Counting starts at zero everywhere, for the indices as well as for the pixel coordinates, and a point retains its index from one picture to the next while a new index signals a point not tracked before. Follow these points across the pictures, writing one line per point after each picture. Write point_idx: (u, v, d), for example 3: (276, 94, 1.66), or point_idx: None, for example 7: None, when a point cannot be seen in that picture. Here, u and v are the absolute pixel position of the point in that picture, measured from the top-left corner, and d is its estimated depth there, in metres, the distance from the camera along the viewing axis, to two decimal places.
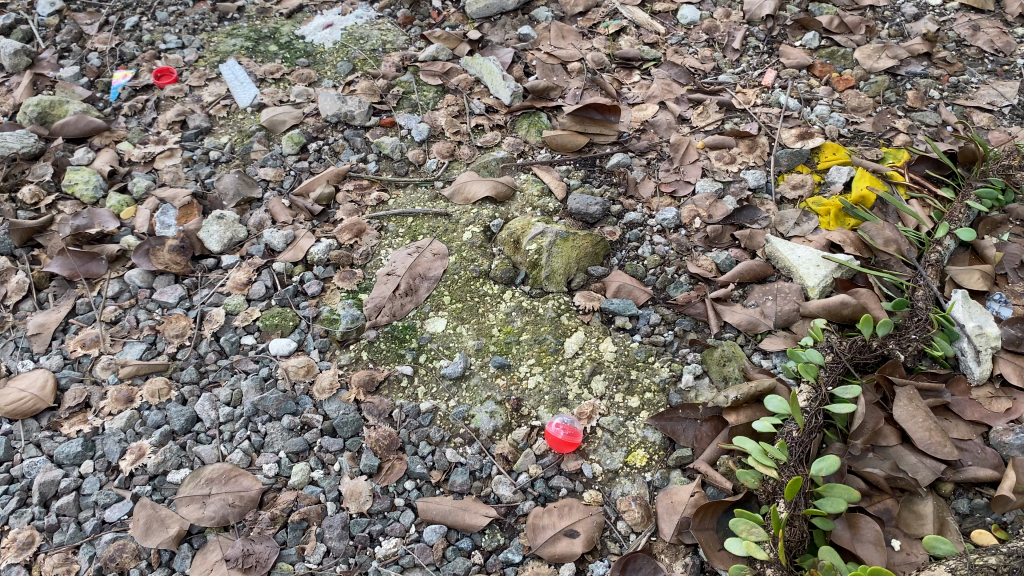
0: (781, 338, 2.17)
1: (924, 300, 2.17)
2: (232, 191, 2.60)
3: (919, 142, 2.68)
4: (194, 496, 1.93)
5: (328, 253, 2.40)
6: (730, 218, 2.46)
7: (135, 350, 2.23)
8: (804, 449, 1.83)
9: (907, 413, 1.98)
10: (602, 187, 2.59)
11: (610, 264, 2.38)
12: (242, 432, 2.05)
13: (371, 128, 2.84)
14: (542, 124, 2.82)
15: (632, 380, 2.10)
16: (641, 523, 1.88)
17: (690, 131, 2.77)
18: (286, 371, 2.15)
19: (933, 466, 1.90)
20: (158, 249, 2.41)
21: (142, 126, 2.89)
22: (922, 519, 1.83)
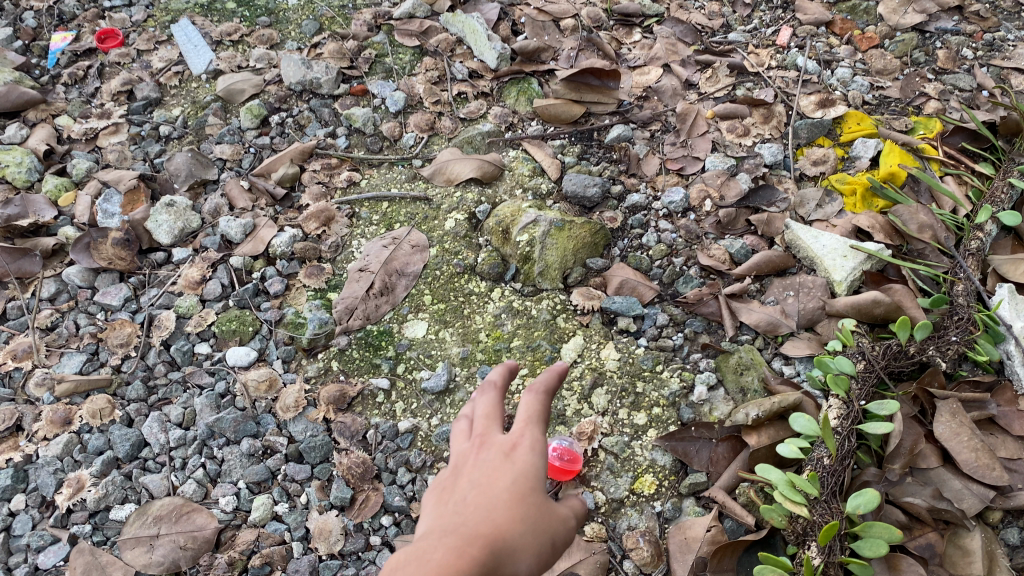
0: (805, 341, 1.92)
1: (965, 296, 1.92)
2: (184, 172, 2.31)
3: (952, 109, 2.41)
4: (140, 538, 1.68)
5: (292, 246, 2.14)
6: (744, 200, 2.19)
7: (73, 363, 1.96)
8: (837, 480, 1.61)
9: (950, 431, 1.74)
10: (600, 164, 2.32)
11: (611, 255, 2.12)
12: (196, 459, 1.81)
13: (340, 97, 2.53)
14: (533, 92, 2.51)
15: (638, 394, 1.86)
16: (650, 564, 1.65)
17: (698, 98, 2.48)
18: (245, 386, 1.90)
19: (980, 493, 1.68)
20: (100, 243, 2.12)
21: (84, 97, 2.58)
22: (969, 556, 1.60)
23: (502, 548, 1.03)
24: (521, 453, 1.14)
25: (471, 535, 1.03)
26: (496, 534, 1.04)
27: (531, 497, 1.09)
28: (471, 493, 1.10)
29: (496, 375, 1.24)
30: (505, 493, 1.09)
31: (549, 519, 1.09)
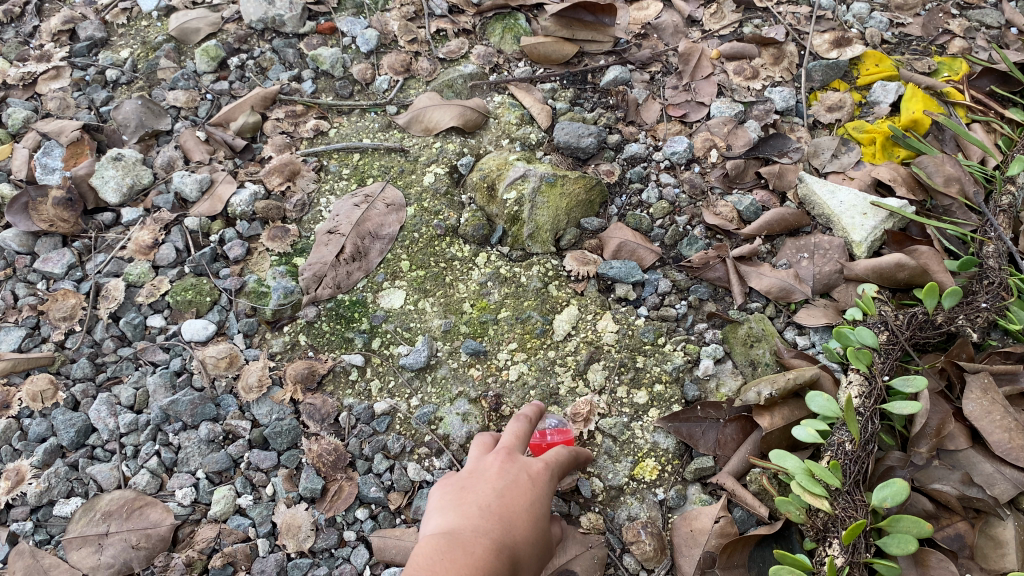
0: (822, 308, 1.74)
1: (996, 258, 1.75)
2: (134, 121, 2.09)
3: (979, 48, 2.20)
4: (87, 537, 1.51)
5: (253, 204, 1.93)
6: (754, 150, 1.99)
7: (10, 338, 1.76)
8: (860, 468, 1.45)
9: (980, 409, 1.58)
10: (595, 111, 2.11)
11: (607, 214, 1.93)
12: (149, 447, 1.63)
13: (306, 37, 2.28)
14: (520, 29, 2.27)
15: (639, 370, 1.68)
16: (654, 559, 1.50)
17: (702, 36, 2.26)
18: (203, 363, 1.71)
19: (1014, 477, 1.51)
20: (40, 203, 1.90)
21: (21, 38, 2.33)
22: (1002, 548, 1.45)
23: (521, 561, 1.21)
24: (541, 483, 1.31)
25: (501, 537, 1.20)
26: (519, 547, 1.21)
27: (542, 524, 1.26)
28: (497, 499, 1.25)
29: (526, 412, 1.45)
30: (527, 512, 1.25)
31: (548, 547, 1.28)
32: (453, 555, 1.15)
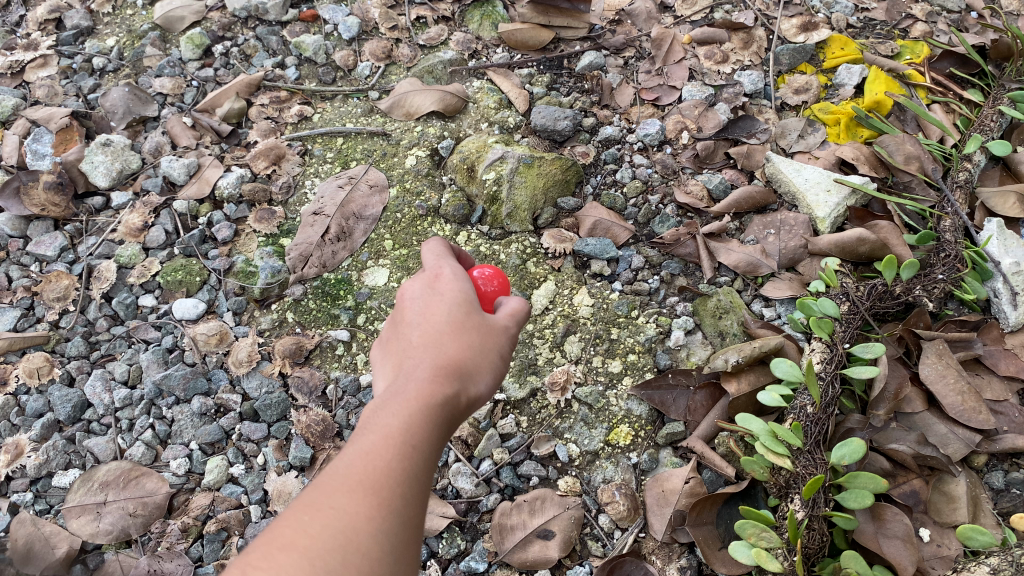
0: (786, 282, 1.83)
1: (953, 232, 1.83)
2: (121, 108, 2.14)
3: (940, 32, 2.28)
4: (86, 505, 1.57)
5: (239, 187, 1.99)
6: (723, 132, 2.07)
7: (6, 319, 1.83)
8: (820, 430, 1.54)
9: (936, 373, 1.67)
10: (570, 95, 2.18)
11: (583, 193, 2.00)
12: (144, 420, 1.69)
13: (288, 24, 2.34)
14: (498, 16, 2.34)
15: (613, 341, 1.77)
16: (627, 518, 1.58)
17: (674, 22, 2.34)
18: (194, 340, 1.78)
19: (966, 437, 1.62)
20: (31, 187, 1.97)
21: (8, 26, 2.37)
22: (954, 503, 1.56)
23: (472, 369, 1.09)
24: (453, 291, 1.17)
25: (430, 360, 1.08)
26: (460, 357, 1.09)
27: (474, 321, 1.14)
28: (416, 330, 1.13)
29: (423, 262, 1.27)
30: (448, 322, 1.13)
31: (495, 332, 1.15)
32: (374, 437, 0.98)
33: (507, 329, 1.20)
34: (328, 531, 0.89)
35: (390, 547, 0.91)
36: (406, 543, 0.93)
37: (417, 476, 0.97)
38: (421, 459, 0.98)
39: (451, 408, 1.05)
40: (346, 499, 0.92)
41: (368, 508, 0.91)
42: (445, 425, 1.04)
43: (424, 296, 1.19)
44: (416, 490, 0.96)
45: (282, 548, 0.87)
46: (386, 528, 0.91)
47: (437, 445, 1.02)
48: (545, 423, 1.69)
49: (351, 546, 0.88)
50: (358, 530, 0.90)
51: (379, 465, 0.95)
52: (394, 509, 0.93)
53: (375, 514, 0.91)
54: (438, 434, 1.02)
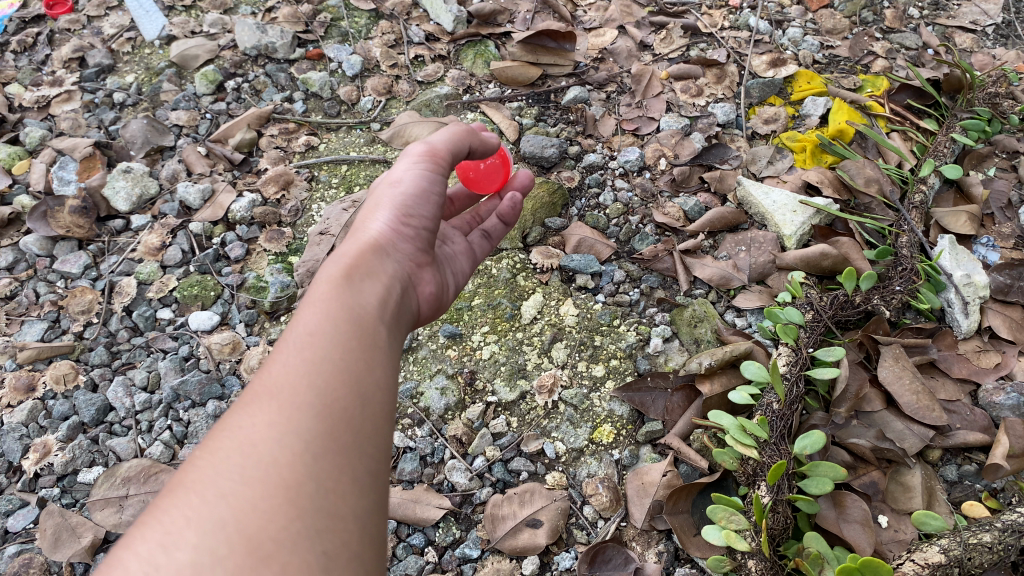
0: (756, 294, 1.98)
1: (909, 247, 1.99)
2: (140, 139, 2.30)
3: (899, 67, 2.47)
4: (110, 499, 1.70)
5: (251, 210, 2.15)
6: (698, 158, 2.24)
7: (34, 330, 1.97)
8: (785, 424, 1.67)
9: (893, 375, 1.81)
10: (557, 126, 2.36)
11: (569, 214, 2.17)
12: (162, 422, 1.82)
13: (296, 62, 2.53)
14: (490, 54, 2.54)
15: (597, 347, 1.92)
16: (610, 508, 1.70)
17: (653, 59, 2.52)
18: (209, 349, 1.92)
19: (921, 432, 1.75)
20: (57, 211, 2.12)
21: (34, 64, 2.55)
22: (910, 492, 1.69)
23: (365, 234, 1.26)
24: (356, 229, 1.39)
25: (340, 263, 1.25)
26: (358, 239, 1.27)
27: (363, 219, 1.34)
28: None
29: None
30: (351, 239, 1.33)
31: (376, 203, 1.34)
32: (278, 350, 1.03)
33: (410, 172, 1.37)
34: (230, 456, 0.90)
35: (306, 442, 0.91)
36: (327, 433, 0.93)
37: (326, 360, 1.00)
38: (328, 346, 1.03)
39: (355, 263, 1.18)
40: (250, 418, 0.94)
41: (271, 416, 0.93)
42: (359, 285, 1.15)
43: None
44: (326, 379, 0.98)
45: (189, 488, 0.88)
46: (298, 428, 0.92)
47: (347, 326, 1.06)
48: (534, 423, 1.83)
49: (255, 459, 0.89)
50: (263, 441, 0.91)
51: (279, 371, 0.99)
52: (300, 394, 0.96)
53: (278, 423, 0.92)
54: (349, 311, 1.09)
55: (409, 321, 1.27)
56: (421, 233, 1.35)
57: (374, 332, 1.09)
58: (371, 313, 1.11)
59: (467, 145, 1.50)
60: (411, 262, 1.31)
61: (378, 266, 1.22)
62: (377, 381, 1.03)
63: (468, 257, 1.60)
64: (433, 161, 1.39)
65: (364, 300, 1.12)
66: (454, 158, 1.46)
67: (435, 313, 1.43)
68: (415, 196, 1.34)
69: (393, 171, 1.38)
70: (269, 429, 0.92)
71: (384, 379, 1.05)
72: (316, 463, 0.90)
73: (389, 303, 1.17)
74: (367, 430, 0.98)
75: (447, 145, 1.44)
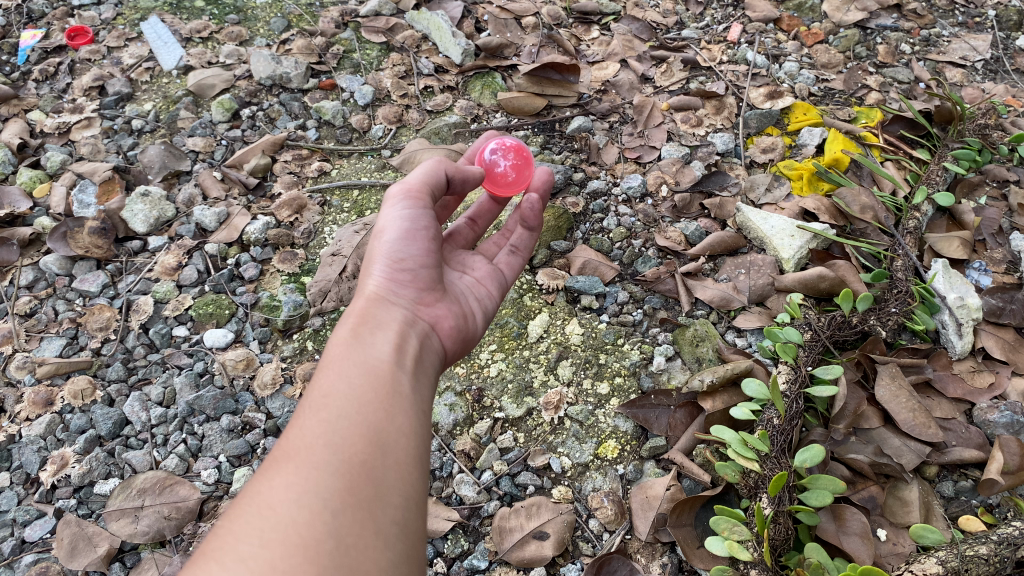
0: (756, 315, 2.04)
1: (904, 271, 2.05)
2: (158, 164, 2.38)
3: (892, 100, 2.56)
4: (125, 509, 1.72)
5: (265, 233, 2.22)
6: (698, 186, 2.32)
7: (53, 347, 2.02)
8: (786, 439, 1.72)
9: (890, 393, 1.86)
10: (562, 153, 2.44)
11: (574, 238, 2.24)
12: (177, 435, 1.87)
13: (309, 92, 2.62)
14: (496, 86, 2.63)
15: (601, 365, 1.98)
16: (615, 521, 1.74)
17: (654, 91, 2.61)
18: (223, 365, 1.97)
19: (917, 449, 1.79)
20: (77, 232, 2.19)
21: (55, 92, 2.63)
22: (908, 506, 1.72)
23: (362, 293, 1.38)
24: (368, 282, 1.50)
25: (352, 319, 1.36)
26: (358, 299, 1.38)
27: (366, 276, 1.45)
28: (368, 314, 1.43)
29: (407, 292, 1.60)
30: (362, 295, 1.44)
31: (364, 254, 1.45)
32: (297, 413, 1.12)
33: (394, 216, 1.46)
34: (252, 518, 0.98)
35: (326, 499, 0.99)
36: (346, 487, 1.01)
37: (342, 419, 1.09)
38: (343, 404, 1.12)
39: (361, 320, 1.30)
40: (270, 481, 1.02)
41: (291, 478, 1.01)
42: (369, 339, 1.26)
43: None
44: (343, 437, 1.07)
45: (212, 555, 0.95)
46: (318, 485, 1.00)
47: (362, 382, 1.16)
48: (540, 439, 1.88)
49: (274, 520, 0.96)
50: (282, 502, 0.98)
51: (298, 433, 1.08)
52: (318, 451, 1.05)
53: (297, 481, 1.00)
54: (361, 367, 1.19)
55: (433, 363, 1.38)
56: (425, 279, 1.44)
57: (392, 382, 1.19)
58: (386, 365, 1.21)
59: (444, 173, 1.58)
60: (420, 305, 1.42)
61: (383, 316, 1.34)
62: (397, 430, 1.12)
63: (494, 281, 1.68)
64: (414, 201, 1.47)
65: (376, 354, 1.23)
66: (431, 191, 1.54)
67: (462, 347, 1.54)
68: (403, 240, 1.43)
69: (380, 219, 1.48)
70: (287, 489, 1.00)
71: (405, 426, 1.14)
72: (336, 520, 0.98)
73: (403, 349, 1.28)
74: (389, 479, 1.06)
75: (423, 180, 1.53)
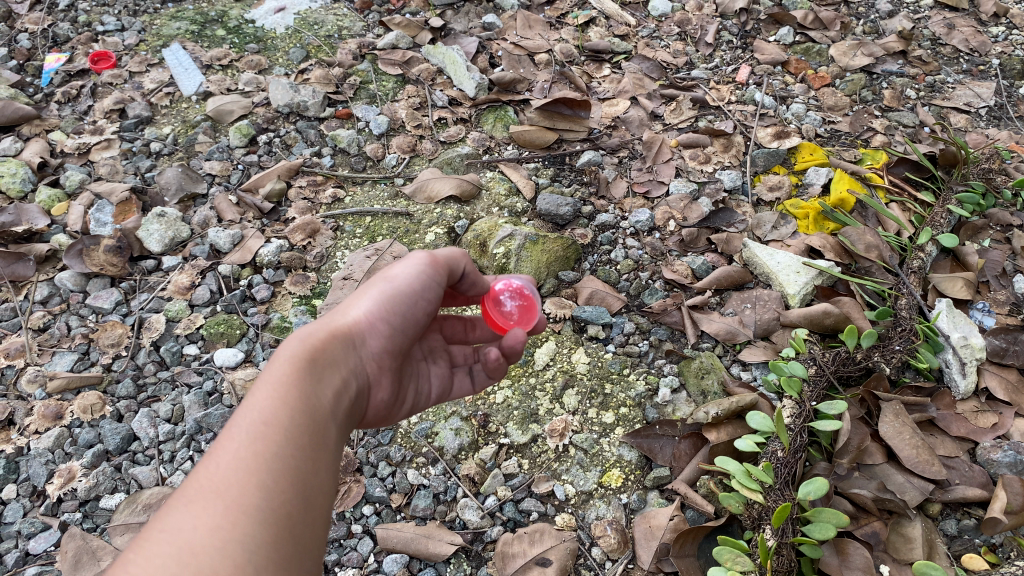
0: (761, 349, 2.06)
1: (908, 309, 2.07)
2: (174, 186, 2.42)
3: (897, 143, 2.60)
4: (129, 524, 1.74)
5: (278, 255, 2.26)
6: (706, 221, 2.35)
7: (64, 361, 2.05)
8: (790, 471, 1.73)
9: (893, 430, 1.86)
10: (572, 186, 2.47)
11: (582, 268, 2.28)
12: (184, 452, 1.88)
13: (326, 120, 2.67)
14: (508, 119, 2.67)
15: (607, 395, 2.00)
16: (617, 550, 1.74)
17: (663, 129, 2.66)
18: (232, 384, 1.99)
19: (920, 486, 1.79)
20: (92, 249, 2.23)
21: (77, 114, 2.69)
22: (911, 543, 1.71)
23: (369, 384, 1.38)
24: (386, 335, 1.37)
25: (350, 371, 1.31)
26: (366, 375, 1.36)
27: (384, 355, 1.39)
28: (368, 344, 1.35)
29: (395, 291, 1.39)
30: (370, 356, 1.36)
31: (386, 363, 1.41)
32: (229, 439, 1.11)
33: (409, 272, 1.43)
34: (170, 560, 0.97)
35: (250, 553, 1.00)
36: (269, 543, 1.03)
37: (277, 458, 1.10)
38: (281, 441, 1.12)
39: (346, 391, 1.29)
40: (192, 518, 1.02)
41: (217, 519, 1.01)
42: (321, 374, 1.23)
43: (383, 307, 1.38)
44: (273, 479, 1.08)
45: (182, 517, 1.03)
46: (244, 537, 1.01)
47: (301, 420, 1.15)
48: (545, 465, 1.89)
49: (195, 568, 0.96)
50: (206, 549, 0.98)
51: (224, 467, 1.06)
52: (307, 497, 1.11)
53: (222, 529, 1.00)
54: (305, 404, 1.18)
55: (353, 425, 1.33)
56: (398, 347, 1.42)
57: (325, 431, 1.19)
58: (326, 412, 1.20)
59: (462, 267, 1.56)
60: (376, 365, 1.37)
61: (340, 356, 1.29)
62: (321, 485, 1.13)
63: (442, 384, 1.62)
64: (432, 272, 1.45)
65: (321, 396, 1.21)
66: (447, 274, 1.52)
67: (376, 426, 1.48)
68: (402, 299, 1.40)
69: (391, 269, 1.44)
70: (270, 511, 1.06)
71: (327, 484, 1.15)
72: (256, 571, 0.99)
73: (344, 399, 1.26)
74: (305, 542, 1.08)
75: (449, 259, 1.51)
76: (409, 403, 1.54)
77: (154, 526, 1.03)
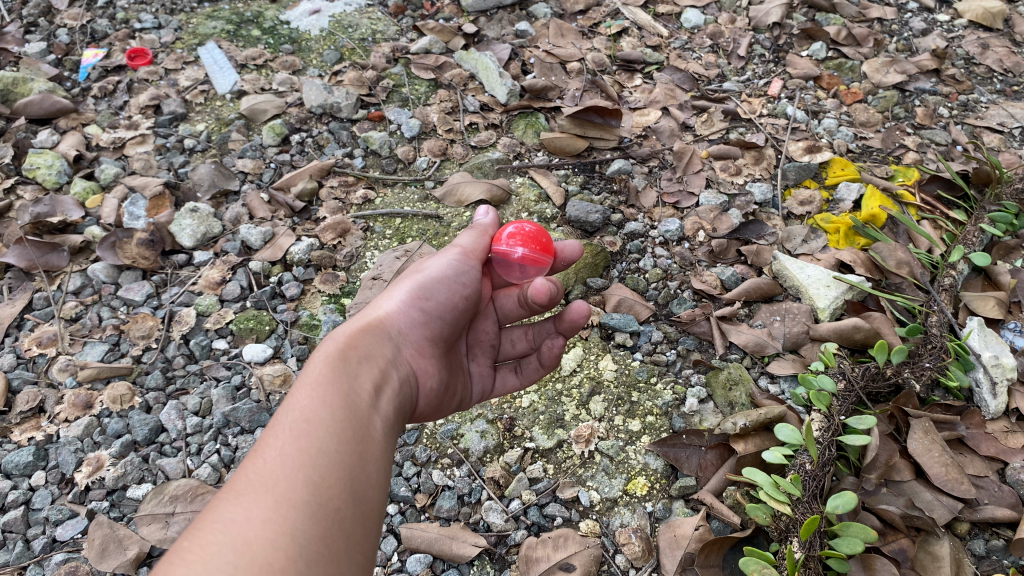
0: (789, 361, 2.05)
1: (938, 327, 2.03)
2: (207, 182, 2.45)
3: (929, 160, 2.58)
4: (156, 515, 1.74)
5: (309, 253, 2.27)
6: (735, 233, 2.35)
7: (95, 351, 2.07)
8: (818, 484, 1.71)
9: (922, 447, 1.84)
10: (601, 194, 2.48)
11: (610, 276, 2.29)
12: (211, 446, 1.89)
13: (358, 122, 2.69)
14: (540, 126, 2.69)
15: (634, 403, 2.00)
16: (642, 558, 1.72)
17: (694, 139, 2.66)
18: (261, 380, 2.00)
19: (949, 504, 1.76)
20: (125, 242, 2.25)
21: (112, 109, 2.72)
22: (938, 561, 1.67)
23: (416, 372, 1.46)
24: (423, 328, 1.48)
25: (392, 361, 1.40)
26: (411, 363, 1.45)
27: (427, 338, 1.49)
28: (410, 332, 1.47)
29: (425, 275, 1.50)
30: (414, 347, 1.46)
31: (432, 346, 1.50)
32: (275, 435, 1.15)
33: (441, 264, 1.53)
34: (225, 549, 0.98)
35: (301, 547, 1.01)
36: (320, 534, 1.04)
37: (321, 453, 1.13)
38: (325, 436, 1.16)
39: (387, 377, 1.36)
40: (242, 511, 1.04)
41: (267, 513, 1.03)
42: (356, 368, 1.31)
43: (419, 287, 1.49)
44: (319, 474, 1.11)
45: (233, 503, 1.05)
46: (294, 529, 1.03)
47: (341, 415, 1.20)
48: (570, 471, 1.88)
49: (249, 558, 0.97)
50: (258, 539, 1.00)
51: (273, 462, 1.10)
52: (364, 487, 1.15)
53: (274, 521, 1.03)
54: (344, 397, 1.24)
55: (405, 414, 1.41)
56: (436, 333, 1.50)
57: (367, 424, 1.23)
58: (366, 404, 1.26)
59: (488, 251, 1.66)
60: (417, 352, 1.46)
61: (376, 347, 1.39)
62: (367, 477, 1.16)
63: (482, 385, 1.75)
64: (468, 262, 1.56)
65: (358, 388, 1.27)
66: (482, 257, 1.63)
67: (429, 415, 1.56)
68: (437, 282, 1.50)
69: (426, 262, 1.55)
70: (322, 496, 1.08)
71: (373, 477, 1.18)
72: (306, 560, 1.01)
73: (384, 391, 1.33)
74: (354, 534, 1.10)
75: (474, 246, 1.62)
76: (456, 399, 1.65)
77: (203, 520, 1.04)
